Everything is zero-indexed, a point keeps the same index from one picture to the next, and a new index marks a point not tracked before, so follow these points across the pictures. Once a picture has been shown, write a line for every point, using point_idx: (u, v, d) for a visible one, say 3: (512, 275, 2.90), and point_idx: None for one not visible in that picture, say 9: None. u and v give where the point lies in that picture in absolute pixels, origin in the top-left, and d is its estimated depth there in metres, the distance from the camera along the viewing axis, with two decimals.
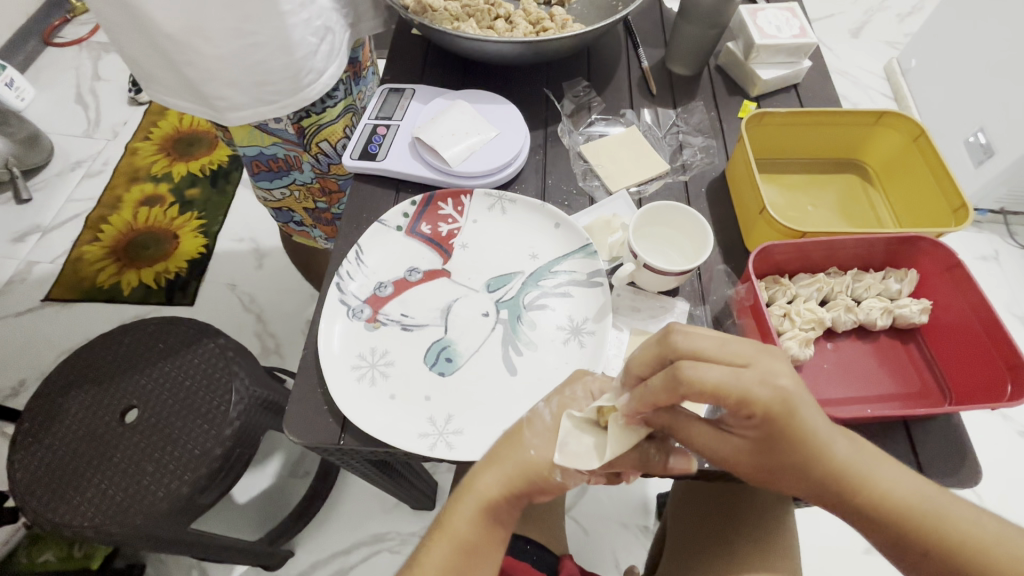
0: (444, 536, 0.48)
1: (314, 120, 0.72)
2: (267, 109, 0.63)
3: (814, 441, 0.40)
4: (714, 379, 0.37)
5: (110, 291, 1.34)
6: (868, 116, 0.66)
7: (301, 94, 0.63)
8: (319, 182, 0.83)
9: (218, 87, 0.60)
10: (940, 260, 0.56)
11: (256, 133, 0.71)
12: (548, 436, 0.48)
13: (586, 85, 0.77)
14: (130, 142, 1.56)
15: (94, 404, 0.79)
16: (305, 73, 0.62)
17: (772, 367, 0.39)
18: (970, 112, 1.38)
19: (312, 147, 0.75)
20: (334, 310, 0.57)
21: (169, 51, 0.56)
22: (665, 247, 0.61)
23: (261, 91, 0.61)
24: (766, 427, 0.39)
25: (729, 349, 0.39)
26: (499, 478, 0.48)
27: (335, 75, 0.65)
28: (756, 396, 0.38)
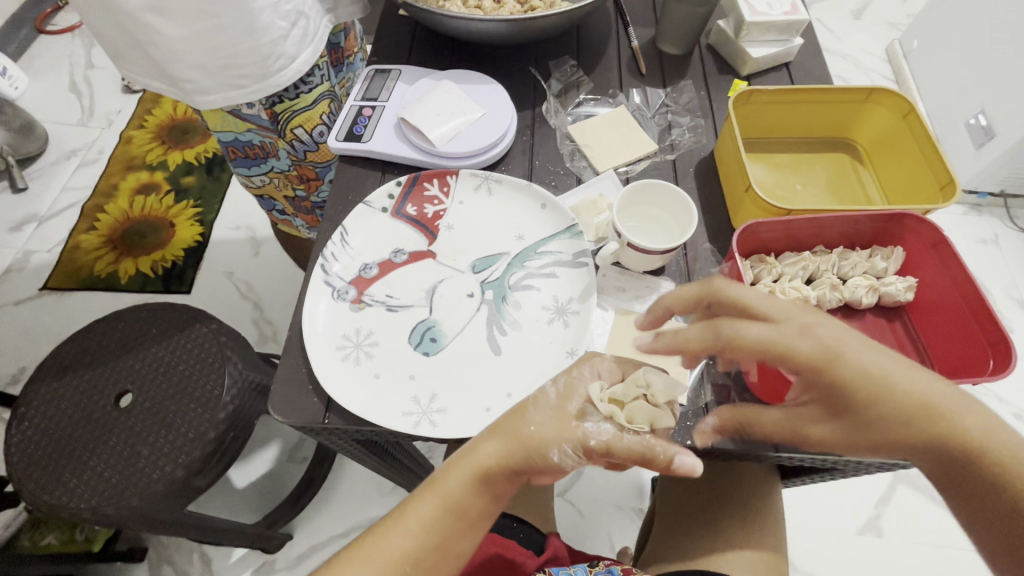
0: (433, 492, 0.45)
1: (287, 105, 0.70)
2: (239, 93, 0.63)
3: (880, 389, 0.39)
4: (754, 335, 0.41)
5: (107, 279, 1.35)
6: (857, 93, 0.65)
7: (273, 79, 0.63)
8: (296, 170, 0.82)
9: (186, 69, 0.59)
10: (925, 237, 0.55)
11: (229, 118, 0.71)
12: (551, 412, 0.46)
13: (573, 64, 0.76)
14: (124, 130, 1.56)
15: (89, 388, 0.79)
16: (274, 59, 0.61)
17: (812, 321, 0.41)
18: (971, 94, 1.37)
19: (286, 134, 0.74)
20: (319, 291, 0.57)
21: (134, 33, 0.55)
22: (651, 226, 0.61)
23: (229, 75, 0.60)
24: (824, 381, 0.40)
25: (772, 306, 0.43)
26: (499, 446, 0.44)
27: (308, 62, 0.65)
28: (798, 348, 0.40)
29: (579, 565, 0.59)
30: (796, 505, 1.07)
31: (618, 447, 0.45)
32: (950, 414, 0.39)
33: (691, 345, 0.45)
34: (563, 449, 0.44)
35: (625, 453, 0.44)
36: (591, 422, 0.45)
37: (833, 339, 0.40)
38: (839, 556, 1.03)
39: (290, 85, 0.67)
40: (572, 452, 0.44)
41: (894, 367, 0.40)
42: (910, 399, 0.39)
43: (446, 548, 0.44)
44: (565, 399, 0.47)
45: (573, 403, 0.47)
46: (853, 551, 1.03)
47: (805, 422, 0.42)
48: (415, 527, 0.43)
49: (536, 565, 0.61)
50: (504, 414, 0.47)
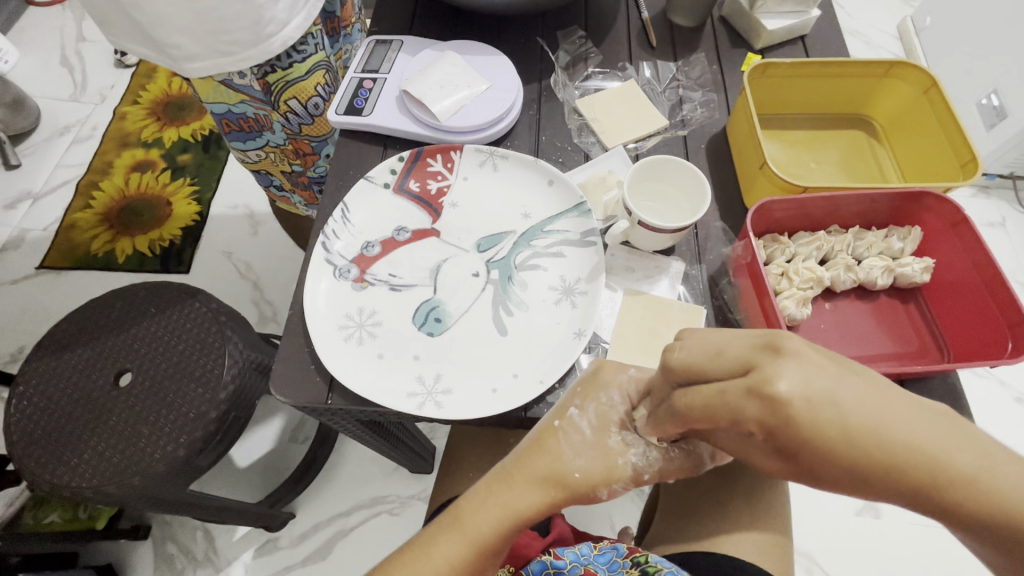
0: (463, 533, 0.42)
1: (280, 75, 0.68)
2: (227, 60, 0.60)
3: (844, 441, 0.28)
4: (699, 396, 0.33)
5: (104, 258, 1.33)
6: (876, 67, 0.63)
7: (264, 46, 0.61)
8: (292, 144, 0.80)
9: (172, 34, 0.57)
10: (944, 217, 0.54)
11: (222, 89, 0.68)
12: (595, 458, 0.43)
13: (583, 35, 0.73)
14: (118, 106, 1.52)
15: (87, 367, 0.78)
16: (266, 23, 0.59)
17: (772, 370, 0.30)
18: (984, 72, 1.33)
19: (280, 105, 0.72)
20: (320, 269, 0.56)
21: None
22: (661, 205, 0.59)
23: (218, 41, 0.58)
24: (780, 442, 0.30)
25: (724, 360, 0.32)
26: (542, 496, 0.42)
27: (300, 28, 0.63)
28: (745, 411, 0.30)
29: (584, 544, 0.60)
30: (797, 487, 1.07)
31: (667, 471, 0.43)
32: (932, 448, 0.28)
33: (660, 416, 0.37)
34: (613, 488, 0.43)
35: (676, 468, 0.43)
36: (638, 453, 0.42)
37: (796, 392, 0.29)
38: (838, 537, 1.04)
39: (282, 53, 0.65)
40: (621, 488, 0.43)
41: (867, 401, 0.29)
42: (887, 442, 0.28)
43: None
44: (602, 432, 0.44)
45: (614, 435, 0.43)
46: (852, 532, 1.04)
47: (751, 450, 0.32)
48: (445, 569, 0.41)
49: (541, 545, 0.60)
50: (530, 451, 0.44)
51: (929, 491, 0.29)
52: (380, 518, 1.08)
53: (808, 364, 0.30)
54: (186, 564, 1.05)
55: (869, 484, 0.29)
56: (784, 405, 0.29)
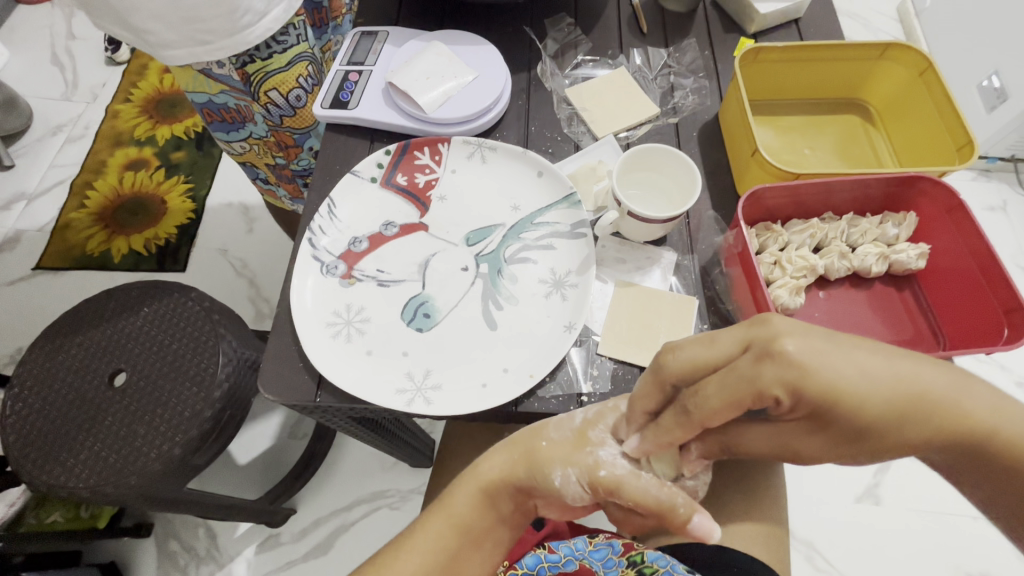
0: (442, 509, 0.47)
1: (259, 66, 0.67)
2: (203, 49, 0.60)
3: (863, 389, 0.35)
4: (713, 388, 0.36)
5: (100, 257, 1.33)
6: (870, 50, 0.61)
7: (243, 36, 0.60)
8: (273, 136, 0.79)
9: (145, 20, 0.56)
10: (940, 202, 0.53)
11: (201, 78, 0.68)
12: (567, 450, 0.45)
13: (571, 23, 0.71)
14: (111, 104, 1.51)
15: (81, 367, 0.78)
16: (242, 13, 0.58)
17: (773, 337, 0.35)
18: (985, 53, 1.31)
19: (261, 97, 0.71)
20: (307, 266, 0.55)
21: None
22: (651, 196, 0.58)
23: (193, 29, 0.57)
24: (804, 404, 0.35)
25: (725, 345, 0.37)
26: (507, 459, 0.47)
27: (279, 19, 0.62)
28: (765, 381, 0.35)
29: (579, 538, 0.59)
30: (797, 475, 1.07)
31: (630, 490, 0.42)
32: (940, 390, 0.36)
33: (670, 423, 0.39)
34: (566, 475, 0.44)
35: (642, 497, 0.42)
36: (609, 449, 0.44)
37: (798, 353, 0.34)
38: (838, 523, 1.04)
39: (260, 44, 0.64)
40: (575, 479, 0.44)
41: (869, 355, 0.36)
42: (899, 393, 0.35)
43: (450, 567, 0.46)
44: (589, 423, 0.46)
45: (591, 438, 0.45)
46: (851, 518, 1.04)
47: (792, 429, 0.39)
48: (424, 545, 0.46)
49: (535, 539, 0.61)
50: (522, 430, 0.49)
51: (947, 426, 0.36)
52: (381, 513, 1.09)
53: (803, 327, 0.36)
54: (189, 560, 1.05)
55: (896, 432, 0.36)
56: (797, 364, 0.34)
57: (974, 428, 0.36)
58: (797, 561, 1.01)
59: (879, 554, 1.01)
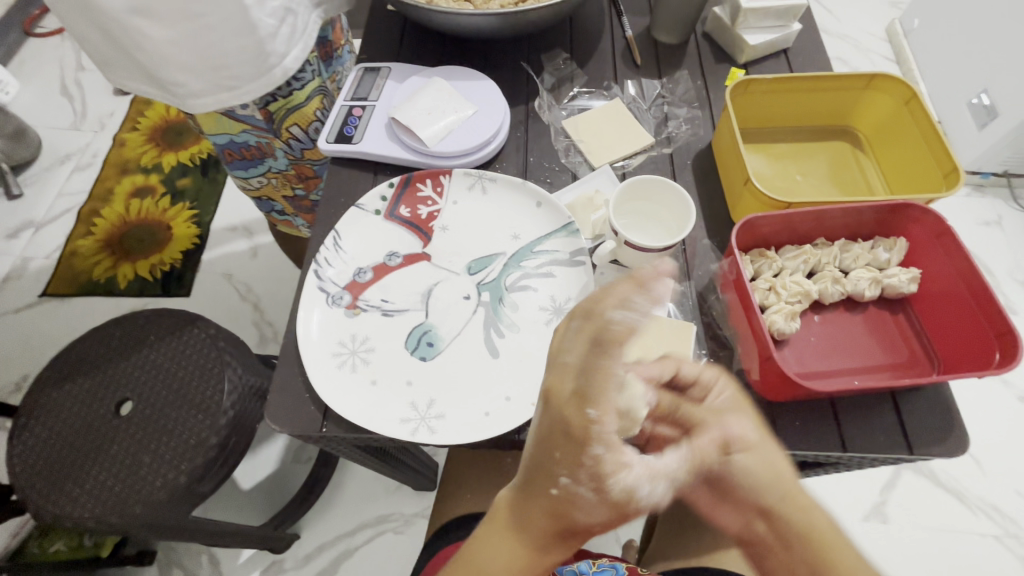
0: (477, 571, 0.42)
1: (281, 103, 0.72)
2: (229, 95, 0.64)
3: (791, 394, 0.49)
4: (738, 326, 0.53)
5: (105, 283, 1.34)
6: (857, 80, 0.64)
7: (265, 78, 0.64)
8: (295, 169, 0.84)
9: (174, 72, 0.61)
10: (928, 227, 0.54)
11: (224, 119, 0.72)
12: (602, 506, 0.39)
13: (566, 57, 0.74)
14: (118, 133, 1.54)
15: (89, 397, 0.79)
16: (267, 56, 0.62)
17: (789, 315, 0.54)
18: (974, 72, 1.34)
19: (283, 132, 0.76)
20: (312, 297, 0.56)
21: (121, 38, 0.58)
22: (647, 224, 0.60)
23: (220, 76, 0.62)
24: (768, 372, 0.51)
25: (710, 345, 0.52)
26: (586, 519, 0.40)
27: (298, 58, 0.66)
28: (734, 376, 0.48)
29: (582, 560, 0.59)
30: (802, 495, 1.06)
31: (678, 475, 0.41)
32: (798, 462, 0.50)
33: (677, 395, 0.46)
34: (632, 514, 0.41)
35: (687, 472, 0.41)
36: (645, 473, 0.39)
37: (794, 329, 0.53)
38: None
39: (282, 84, 0.69)
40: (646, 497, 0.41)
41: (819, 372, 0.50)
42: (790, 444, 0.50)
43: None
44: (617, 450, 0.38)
45: (614, 483, 0.39)
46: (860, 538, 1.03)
47: None
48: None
49: None
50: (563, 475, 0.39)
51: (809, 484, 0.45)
52: (385, 537, 1.08)
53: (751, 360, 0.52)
54: None
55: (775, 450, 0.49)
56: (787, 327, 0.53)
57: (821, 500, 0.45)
58: None
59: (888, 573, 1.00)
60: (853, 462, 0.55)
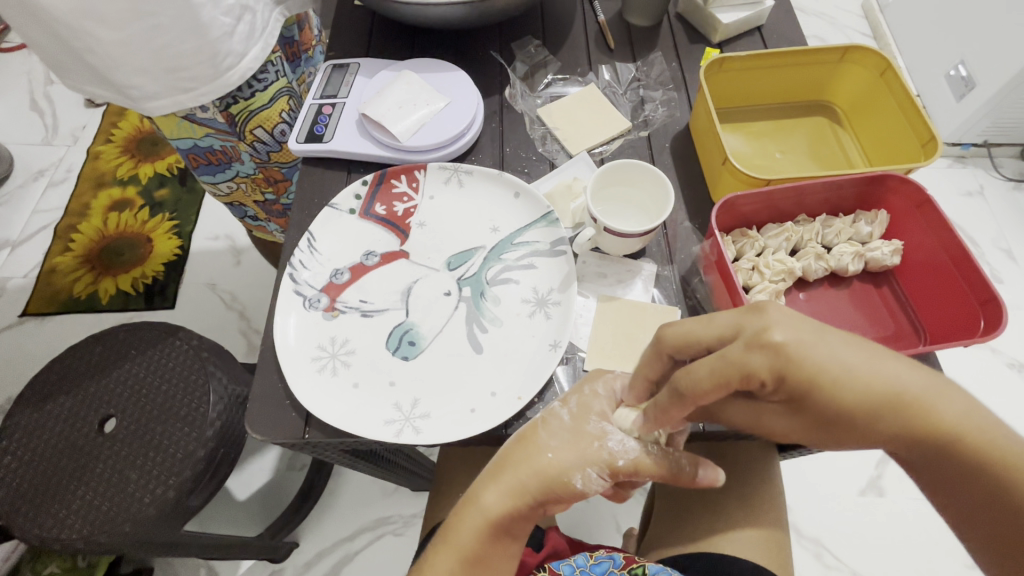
0: (447, 544, 0.45)
1: (243, 106, 0.71)
2: (187, 97, 0.63)
3: (845, 377, 0.35)
4: (704, 368, 0.36)
5: (87, 300, 1.32)
6: (831, 54, 0.63)
7: (224, 78, 0.63)
8: (262, 173, 0.83)
9: (129, 74, 0.60)
10: (909, 198, 0.54)
11: (185, 124, 0.71)
12: (565, 439, 0.45)
13: (537, 44, 0.73)
14: (92, 146, 1.51)
15: (70, 415, 0.77)
16: (223, 56, 0.62)
17: (765, 322, 0.35)
18: (950, 43, 1.35)
19: (246, 135, 0.75)
20: (289, 301, 0.55)
21: (71, 42, 0.56)
22: (627, 209, 0.59)
23: (176, 78, 0.61)
24: (784, 385, 0.36)
25: (714, 326, 0.37)
26: (505, 494, 0.44)
27: (258, 58, 0.65)
28: (752, 365, 0.35)
29: (580, 554, 0.59)
30: (799, 473, 1.07)
31: (644, 465, 0.44)
32: (925, 394, 0.35)
33: (664, 403, 0.39)
34: (588, 474, 0.44)
35: (656, 468, 0.44)
36: (614, 439, 0.44)
37: (789, 338, 0.35)
38: (845, 519, 1.04)
39: (242, 85, 0.67)
40: (597, 475, 0.44)
41: (853, 347, 0.36)
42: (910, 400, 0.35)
43: None
44: (580, 419, 0.46)
45: (593, 424, 0.45)
46: (859, 512, 1.04)
47: (766, 414, 0.39)
48: None
49: (535, 562, 0.61)
50: (512, 443, 0.46)
51: (920, 425, 0.35)
52: (385, 540, 1.07)
53: (793, 315, 0.36)
54: None
55: (870, 424, 0.36)
56: (783, 350, 0.34)
57: (935, 418, 0.35)
58: (806, 559, 1.01)
59: (887, 544, 1.01)
60: None
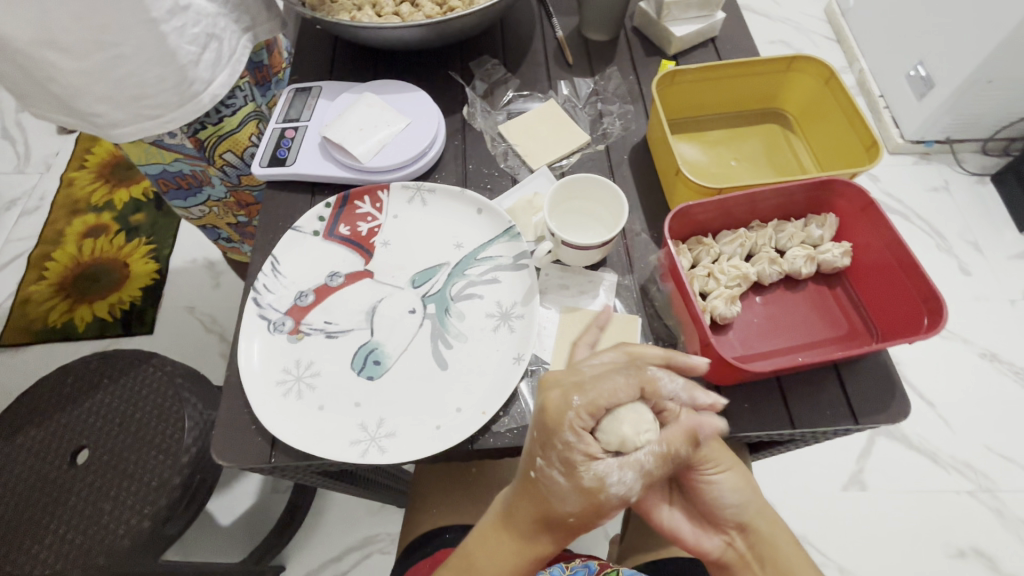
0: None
1: (212, 130, 0.71)
2: (153, 123, 0.63)
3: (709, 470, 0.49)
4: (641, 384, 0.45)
5: (63, 328, 1.30)
6: (779, 63, 0.65)
7: (190, 105, 0.64)
8: (233, 196, 0.83)
9: (92, 103, 0.60)
10: (855, 201, 0.56)
11: (154, 150, 0.71)
12: (572, 496, 0.43)
13: (496, 63, 0.74)
14: (65, 173, 1.50)
15: (41, 448, 0.76)
16: (189, 83, 0.62)
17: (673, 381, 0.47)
18: (909, 45, 1.39)
19: (216, 160, 0.75)
20: (254, 325, 0.55)
21: (31, 71, 0.56)
22: (587, 220, 0.60)
23: (140, 106, 0.61)
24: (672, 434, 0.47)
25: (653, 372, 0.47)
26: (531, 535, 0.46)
27: (226, 84, 0.66)
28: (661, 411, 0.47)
29: (555, 564, 0.58)
30: (782, 471, 1.08)
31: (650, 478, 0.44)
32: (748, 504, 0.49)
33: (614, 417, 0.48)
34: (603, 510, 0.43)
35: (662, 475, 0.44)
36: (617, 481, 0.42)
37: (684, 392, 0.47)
38: (829, 513, 1.05)
39: (210, 111, 0.68)
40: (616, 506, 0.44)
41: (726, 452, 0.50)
42: (759, 520, 0.49)
43: None
44: (576, 474, 0.42)
45: (586, 472, 0.42)
46: (842, 508, 1.05)
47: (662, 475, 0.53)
48: None
49: None
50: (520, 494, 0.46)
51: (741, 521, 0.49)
52: (373, 558, 1.06)
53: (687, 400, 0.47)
54: None
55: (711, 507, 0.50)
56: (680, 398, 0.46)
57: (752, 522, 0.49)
58: None
59: (871, 537, 1.03)
60: (807, 437, 0.56)
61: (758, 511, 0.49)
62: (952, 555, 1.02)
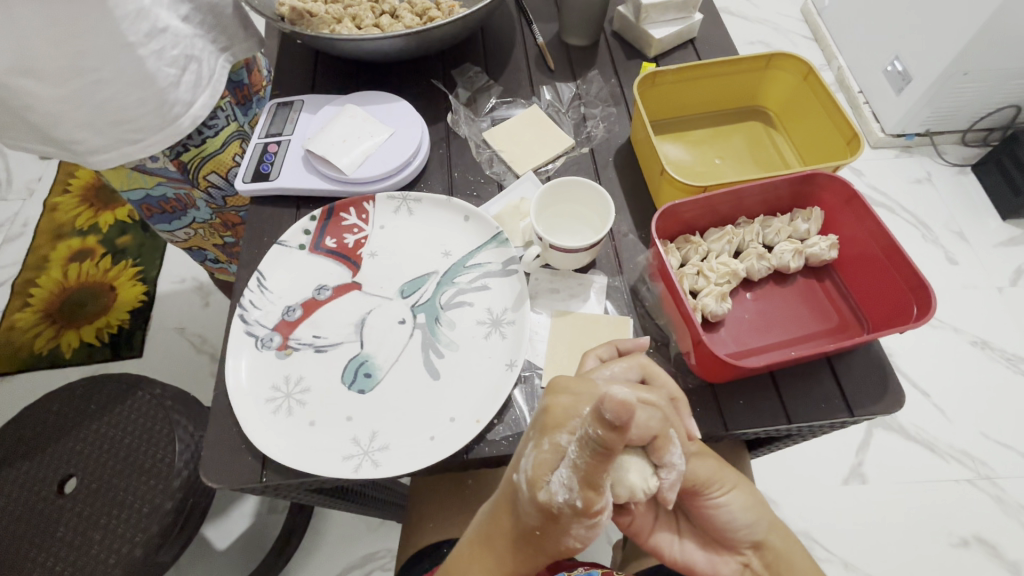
0: None
1: (195, 152, 0.71)
2: (133, 148, 0.62)
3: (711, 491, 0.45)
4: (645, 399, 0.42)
5: (49, 355, 1.28)
6: (756, 61, 0.65)
7: (172, 128, 0.63)
8: (220, 217, 0.83)
9: (71, 129, 0.59)
10: (838, 193, 0.56)
11: (136, 174, 0.70)
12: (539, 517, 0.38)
13: (478, 70, 0.74)
14: (48, 198, 1.48)
15: (27, 479, 0.74)
16: (170, 105, 0.62)
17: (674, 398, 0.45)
18: (884, 41, 1.41)
19: (201, 181, 0.74)
20: (241, 343, 0.54)
21: (7, 100, 0.55)
22: (574, 224, 0.60)
23: (121, 131, 0.60)
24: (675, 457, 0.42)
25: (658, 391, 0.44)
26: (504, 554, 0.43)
27: (207, 105, 0.65)
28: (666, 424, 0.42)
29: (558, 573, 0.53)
30: (783, 468, 1.08)
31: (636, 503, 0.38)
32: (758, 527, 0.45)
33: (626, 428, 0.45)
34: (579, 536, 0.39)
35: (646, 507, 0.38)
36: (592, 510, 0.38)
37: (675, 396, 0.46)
38: (831, 508, 1.05)
39: (192, 132, 0.67)
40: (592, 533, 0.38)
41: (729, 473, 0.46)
42: (772, 536, 0.45)
43: None
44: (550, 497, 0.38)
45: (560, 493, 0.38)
46: (844, 501, 1.05)
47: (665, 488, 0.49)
48: None
49: None
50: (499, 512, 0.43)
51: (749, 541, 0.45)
52: None
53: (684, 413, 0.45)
54: None
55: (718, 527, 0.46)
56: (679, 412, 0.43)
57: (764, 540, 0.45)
58: None
59: (875, 530, 1.03)
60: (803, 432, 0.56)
61: (770, 526, 0.46)
62: (956, 544, 1.02)
